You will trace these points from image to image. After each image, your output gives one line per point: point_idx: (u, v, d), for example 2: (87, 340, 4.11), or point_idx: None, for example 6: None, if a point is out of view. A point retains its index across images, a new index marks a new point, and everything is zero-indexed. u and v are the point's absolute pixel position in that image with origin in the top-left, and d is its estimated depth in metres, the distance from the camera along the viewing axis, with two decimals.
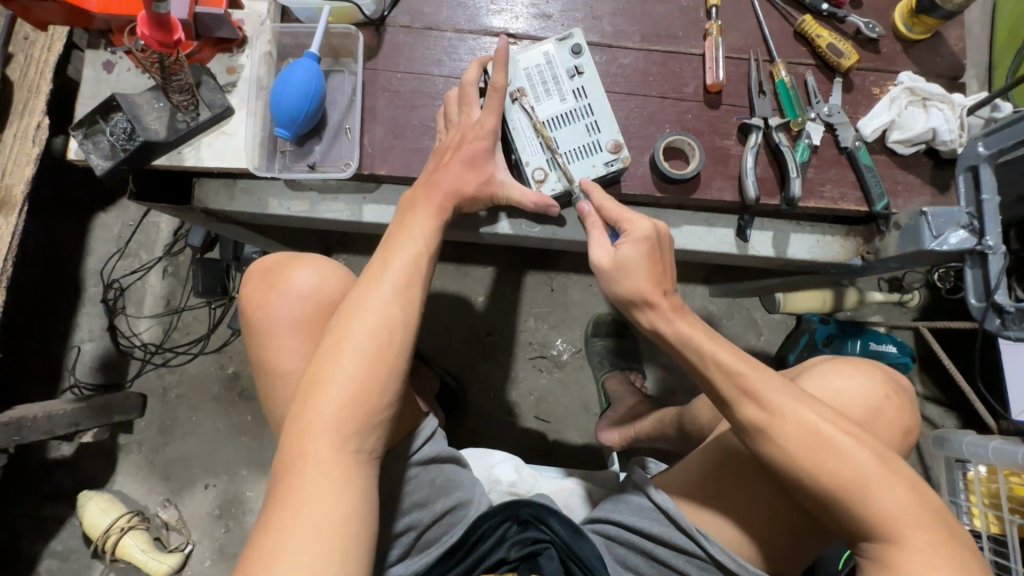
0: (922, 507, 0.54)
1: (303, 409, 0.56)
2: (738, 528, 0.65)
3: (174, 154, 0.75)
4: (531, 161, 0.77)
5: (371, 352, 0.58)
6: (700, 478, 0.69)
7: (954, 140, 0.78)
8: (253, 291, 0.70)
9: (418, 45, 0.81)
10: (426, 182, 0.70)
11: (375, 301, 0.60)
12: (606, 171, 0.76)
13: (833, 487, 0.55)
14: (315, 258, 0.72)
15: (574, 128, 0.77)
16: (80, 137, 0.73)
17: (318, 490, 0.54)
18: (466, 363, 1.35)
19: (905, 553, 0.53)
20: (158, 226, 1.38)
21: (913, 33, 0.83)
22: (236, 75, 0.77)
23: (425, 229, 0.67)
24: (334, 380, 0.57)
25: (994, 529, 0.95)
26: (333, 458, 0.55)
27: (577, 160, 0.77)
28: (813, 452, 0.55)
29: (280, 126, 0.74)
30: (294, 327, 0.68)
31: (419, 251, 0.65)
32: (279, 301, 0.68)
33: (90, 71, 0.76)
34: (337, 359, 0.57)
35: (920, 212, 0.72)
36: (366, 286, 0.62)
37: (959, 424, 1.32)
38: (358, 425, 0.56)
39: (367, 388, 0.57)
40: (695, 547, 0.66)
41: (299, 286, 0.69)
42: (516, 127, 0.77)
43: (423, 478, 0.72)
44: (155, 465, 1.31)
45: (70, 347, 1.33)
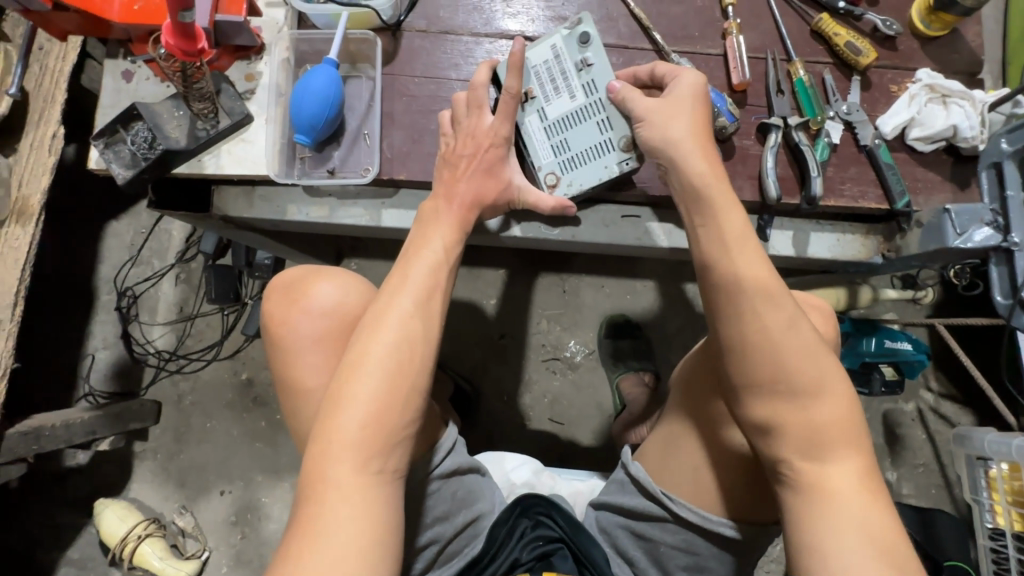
0: (848, 420, 0.55)
1: (326, 427, 0.56)
2: (698, 479, 0.66)
3: (194, 162, 0.75)
4: (544, 166, 0.78)
5: (392, 366, 0.58)
6: (665, 432, 0.72)
7: (975, 136, 0.77)
8: (275, 307, 0.70)
9: (435, 49, 0.81)
10: (446, 191, 0.71)
11: (397, 316, 0.60)
12: (620, 170, 0.76)
13: (776, 397, 0.55)
14: (341, 272, 0.72)
15: (586, 127, 0.77)
16: (101, 146, 0.73)
17: (337, 508, 0.53)
18: (479, 366, 1.35)
19: (829, 471, 0.53)
20: (170, 233, 1.38)
21: (930, 30, 0.83)
22: (254, 81, 0.77)
23: (447, 240, 0.67)
24: (355, 396, 0.57)
25: (1018, 526, 0.96)
26: (359, 479, 0.55)
27: (589, 161, 0.77)
28: (756, 353, 0.56)
29: (300, 132, 0.74)
30: (315, 343, 0.67)
31: (437, 261, 0.65)
32: (302, 317, 0.68)
33: (108, 80, 0.76)
34: (359, 375, 0.57)
35: (943, 208, 0.71)
36: (385, 301, 0.62)
37: (975, 421, 1.32)
38: (381, 443, 0.56)
39: (387, 400, 0.57)
40: (659, 508, 0.68)
41: (321, 301, 0.69)
42: (528, 134, 0.78)
43: (446, 490, 0.71)
44: (170, 472, 1.31)
45: (84, 355, 1.33)
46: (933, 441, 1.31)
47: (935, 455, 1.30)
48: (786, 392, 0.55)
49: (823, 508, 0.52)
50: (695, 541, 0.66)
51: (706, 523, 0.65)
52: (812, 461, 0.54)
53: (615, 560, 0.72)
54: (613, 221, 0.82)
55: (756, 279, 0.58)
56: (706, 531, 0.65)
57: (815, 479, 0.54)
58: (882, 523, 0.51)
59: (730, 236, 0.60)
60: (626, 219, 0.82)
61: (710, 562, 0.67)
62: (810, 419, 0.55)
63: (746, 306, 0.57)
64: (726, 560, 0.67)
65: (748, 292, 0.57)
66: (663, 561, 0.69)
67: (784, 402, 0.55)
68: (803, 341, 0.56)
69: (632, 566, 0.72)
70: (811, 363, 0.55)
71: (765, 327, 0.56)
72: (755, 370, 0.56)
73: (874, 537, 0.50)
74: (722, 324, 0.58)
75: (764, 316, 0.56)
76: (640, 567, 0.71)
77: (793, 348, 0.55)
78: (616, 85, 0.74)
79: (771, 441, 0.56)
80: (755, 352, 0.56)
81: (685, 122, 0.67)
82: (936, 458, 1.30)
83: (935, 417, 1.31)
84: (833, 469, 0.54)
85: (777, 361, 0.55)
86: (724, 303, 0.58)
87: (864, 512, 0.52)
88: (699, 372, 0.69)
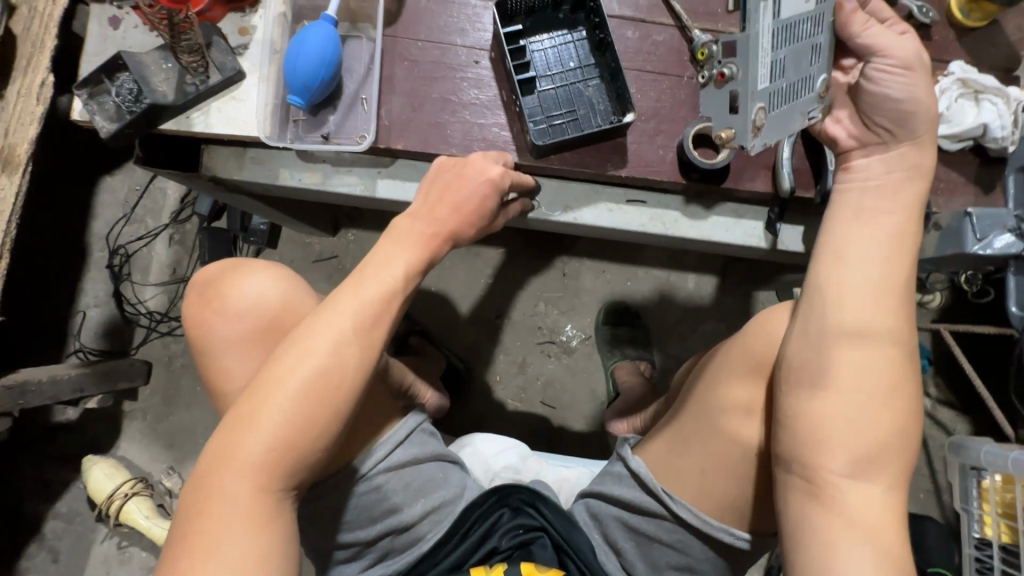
0: (908, 447, 0.55)
1: (232, 435, 0.52)
2: (702, 481, 0.64)
3: (182, 119, 0.71)
4: (758, 96, 0.56)
5: (307, 398, 0.52)
6: (674, 428, 0.69)
7: (1006, 137, 0.73)
8: (196, 307, 0.71)
9: (440, 12, 0.77)
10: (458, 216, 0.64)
11: (329, 329, 0.54)
12: (806, 124, 0.63)
13: (852, 404, 0.54)
14: (266, 264, 0.72)
15: (798, 50, 0.59)
16: (84, 96, 0.70)
17: (220, 527, 0.49)
18: (473, 345, 1.34)
19: (861, 494, 0.53)
20: (165, 192, 1.35)
21: (969, 20, 0.78)
22: (248, 36, 0.73)
23: (407, 261, 0.58)
24: (259, 420, 0.52)
25: (1006, 538, 0.94)
26: (251, 501, 0.51)
27: (789, 102, 0.60)
28: (832, 370, 0.55)
29: (294, 93, 0.70)
30: (235, 343, 0.68)
31: (389, 286, 0.57)
32: (219, 318, 0.69)
33: (94, 25, 0.72)
34: (275, 390, 0.52)
35: (965, 212, 0.69)
36: (321, 312, 0.55)
37: (971, 429, 1.30)
38: (282, 472, 0.52)
39: (293, 434, 0.52)
40: (657, 505, 0.67)
41: (240, 302, 0.69)
42: (758, 32, 0.55)
43: (395, 482, 0.71)
44: (159, 434, 1.31)
45: (75, 312, 1.31)
46: (926, 446, 1.30)
47: (927, 461, 1.29)
48: (883, 398, 0.54)
49: (841, 529, 0.52)
50: (690, 541, 0.66)
51: (707, 528, 0.64)
52: (859, 481, 0.53)
53: (602, 548, 0.72)
54: (617, 206, 0.79)
55: (879, 293, 0.56)
56: (703, 534, 0.65)
57: (839, 494, 0.53)
58: (893, 554, 0.51)
59: (846, 245, 0.58)
60: (631, 204, 0.79)
61: (702, 564, 0.67)
62: (879, 439, 0.54)
63: (853, 321, 0.55)
64: (719, 564, 0.67)
65: (849, 307, 0.56)
66: (654, 559, 0.69)
67: (866, 410, 0.54)
68: (875, 372, 0.55)
69: (619, 556, 0.71)
70: (881, 389, 0.55)
71: (856, 339, 0.55)
72: (843, 376, 0.55)
73: (888, 564, 0.51)
74: (830, 322, 0.56)
75: (873, 337, 0.55)
76: (628, 560, 0.70)
77: (863, 363, 0.55)
78: (852, 2, 0.58)
79: (822, 451, 0.54)
80: (822, 364, 0.55)
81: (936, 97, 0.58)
82: (927, 462, 1.29)
83: (929, 422, 1.30)
84: (867, 495, 0.53)
85: (843, 377, 0.55)
86: (834, 296, 0.56)
87: (882, 537, 0.52)
88: (722, 369, 0.66)
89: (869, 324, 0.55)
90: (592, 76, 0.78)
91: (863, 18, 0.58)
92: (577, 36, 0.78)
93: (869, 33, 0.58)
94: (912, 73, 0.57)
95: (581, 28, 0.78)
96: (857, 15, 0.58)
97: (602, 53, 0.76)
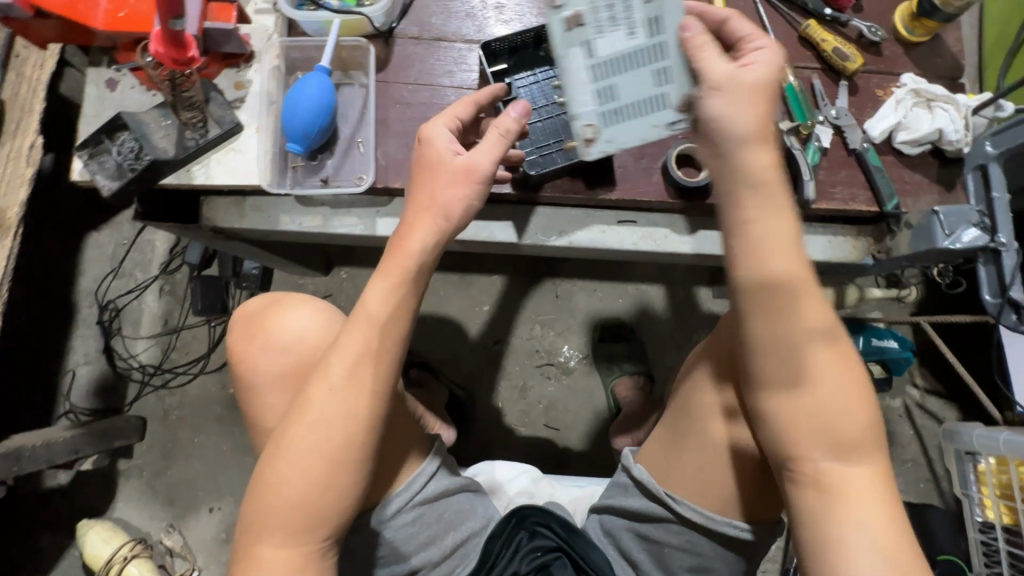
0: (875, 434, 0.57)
1: (268, 480, 0.56)
2: (704, 479, 0.66)
3: (182, 172, 0.73)
4: (580, 116, 0.63)
5: (339, 424, 0.56)
6: (669, 430, 0.71)
7: (960, 139, 0.79)
8: (237, 340, 0.72)
9: (428, 56, 0.80)
10: (430, 203, 0.59)
11: (338, 369, 0.57)
12: (667, 133, 0.63)
13: (810, 398, 0.56)
14: (304, 298, 0.73)
15: (637, 75, 0.60)
16: (85, 157, 0.71)
17: (271, 546, 0.55)
18: (473, 373, 1.35)
19: (848, 478, 0.55)
20: (154, 243, 1.35)
21: (913, 36, 0.85)
22: (244, 90, 0.75)
23: (384, 292, 0.58)
24: (300, 446, 0.56)
25: (1007, 519, 0.97)
26: (295, 539, 0.55)
27: (634, 118, 0.63)
28: (792, 370, 0.57)
29: (292, 141, 0.72)
30: (272, 380, 0.69)
31: (374, 326, 0.57)
32: (262, 353, 0.69)
33: (92, 89, 0.73)
34: (304, 433, 0.56)
35: (932, 211, 0.73)
36: (332, 352, 0.58)
37: (961, 416, 1.35)
38: (321, 493, 0.56)
39: (331, 461, 0.56)
40: (662, 509, 0.68)
41: (282, 336, 0.70)
42: (569, 69, 0.61)
43: (429, 514, 0.71)
44: (157, 491, 1.27)
45: (64, 372, 1.29)
46: (920, 436, 1.34)
47: (924, 450, 1.33)
48: (841, 390, 0.57)
49: (846, 506, 0.54)
50: (700, 541, 0.67)
51: (711, 523, 0.66)
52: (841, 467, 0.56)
53: (618, 563, 0.73)
54: (609, 226, 0.82)
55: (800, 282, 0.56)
56: (708, 530, 0.66)
57: (830, 483, 0.55)
58: (894, 536, 0.53)
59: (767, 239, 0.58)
60: (622, 224, 0.83)
61: (715, 563, 0.68)
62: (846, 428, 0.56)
63: (790, 321, 0.56)
64: (730, 560, 0.68)
65: (788, 304, 0.56)
66: (667, 563, 0.70)
67: (829, 403, 0.56)
68: (832, 361, 0.57)
69: (635, 568, 0.72)
70: (838, 375, 0.57)
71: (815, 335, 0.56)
72: (789, 368, 0.57)
73: (890, 548, 0.52)
74: (768, 316, 0.56)
75: (810, 332, 0.56)
76: (643, 569, 0.72)
77: (820, 356, 0.56)
78: (689, 29, 0.55)
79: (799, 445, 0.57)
80: (788, 355, 0.56)
81: (765, 121, 0.54)
82: (924, 452, 1.33)
83: (920, 412, 1.35)
84: (852, 479, 0.55)
85: (802, 369, 0.56)
86: (768, 291, 0.56)
87: (884, 524, 0.53)
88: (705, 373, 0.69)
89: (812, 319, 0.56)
90: None
91: (703, 43, 0.55)
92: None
93: (702, 56, 0.55)
94: (726, 93, 0.54)
95: None
96: (696, 41, 0.55)
97: None
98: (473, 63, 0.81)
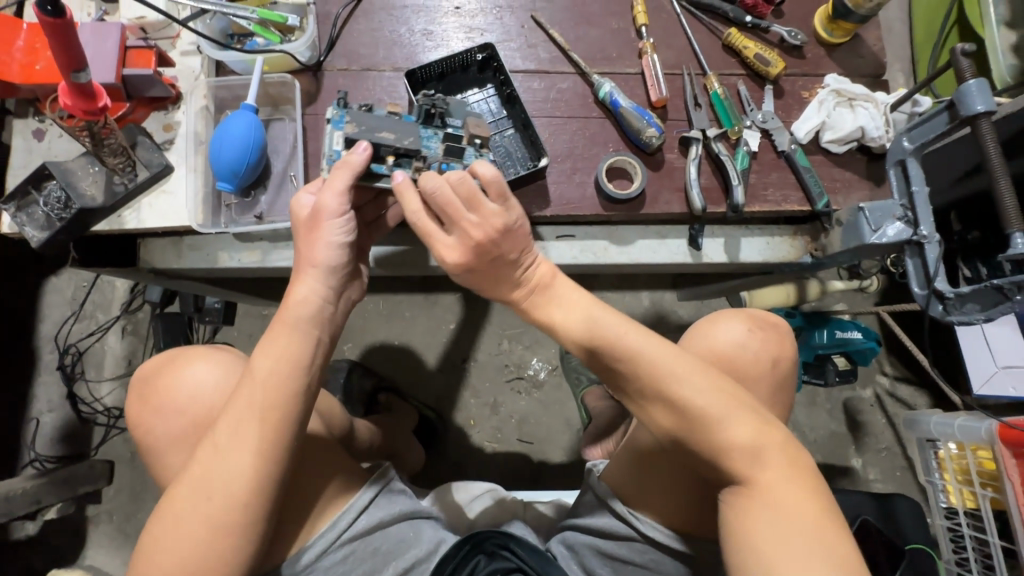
0: (781, 439, 0.57)
1: (156, 542, 0.57)
2: (664, 497, 0.68)
3: (113, 218, 0.73)
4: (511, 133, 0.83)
5: (228, 484, 0.57)
6: (626, 454, 0.71)
7: (882, 136, 0.81)
8: (134, 407, 0.72)
9: (357, 87, 0.81)
10: (304, 261, 0.65)
11: (228, 430, 0.58)
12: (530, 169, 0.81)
13: (689, 420, 0.58)
14: (201, 352, 0.73)
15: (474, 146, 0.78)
16: (11, 210, 0.71)
17: None
18: (443, 393, 1.35)
19: (769, 483, 0.55)
20: (114, 284, 1.34)
21: (833, 37, 0.87)
22: (172, 131, 0.76)
23: (278, 354, 0.61)
24: (188, 507, 0.57)
25: (969, 504, 0.98)
26: None
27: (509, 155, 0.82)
28: (661, 398, 0.59)
29: (222, 180, 0.73)
30: (173, 440, 0.70)
31: (263, 387, 0.59)
32: (156, 419, 0.70)
33: (19, 140, 0.74)
34: (192, 494, 0.57)
35: (858, 207, 0.75)
36: (224, 413, 0.59)
37: (930, 401, 1.36)
38: (211, 560, 0.56)
39: (217, 521, 0.57)
40: (627, 528, 0.70)
41: (179, 398, 0.70)
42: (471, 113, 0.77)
43: (362, 550, 0.71)
44: (128, 534, 1.25)
45: (28, 421, 1.27)
46: (891, 424, 1.35)
47: (896, 438, 1.34)
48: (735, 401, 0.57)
49: (767, 508, 0.53)
50: (663, 560, 0.68)
51: (673, 542, 0.67)
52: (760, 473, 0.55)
53: None
54: (549, 242, 0.83)
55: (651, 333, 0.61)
56: (670, 549, 0.68)
57: (755, 484, 0.55)
58: (824, 531, 0.52)
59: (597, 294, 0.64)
60: (562, 239, 0.84)
61: None
62: (757, 435, 0.56)
63: (651, 361, 0.59)
64: None
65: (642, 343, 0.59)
66: None
67: (723, 417, 0.57)
68: (709, 381, 0.58)
69: None
70: (712, 396, 0.58)
71: (676, 367, 0.58)
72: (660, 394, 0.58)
73: (821, 548, 0.50)
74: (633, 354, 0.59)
75: (675, 366, 0.59)
76: None
77: (693, 379, 0.58)
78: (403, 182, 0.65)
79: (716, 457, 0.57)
80: (657, 380, 0.58)
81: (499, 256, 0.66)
82: (896, 440, 1.33)
83: (890, 400, 1.36)
84: (778, 484, 0.55)
85: (680, 394, 0.58)
86: (623, 332, 0.60)
87: (816, 523, 0.52)
88: None
89: (673, 358, 0.59)
90: (507, 128, 0.83)
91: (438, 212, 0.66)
92: (487, 93, 0.84)
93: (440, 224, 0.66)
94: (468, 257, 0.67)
95: (491, 84, 0.84)
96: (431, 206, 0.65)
97: (512, 106, 0.82)
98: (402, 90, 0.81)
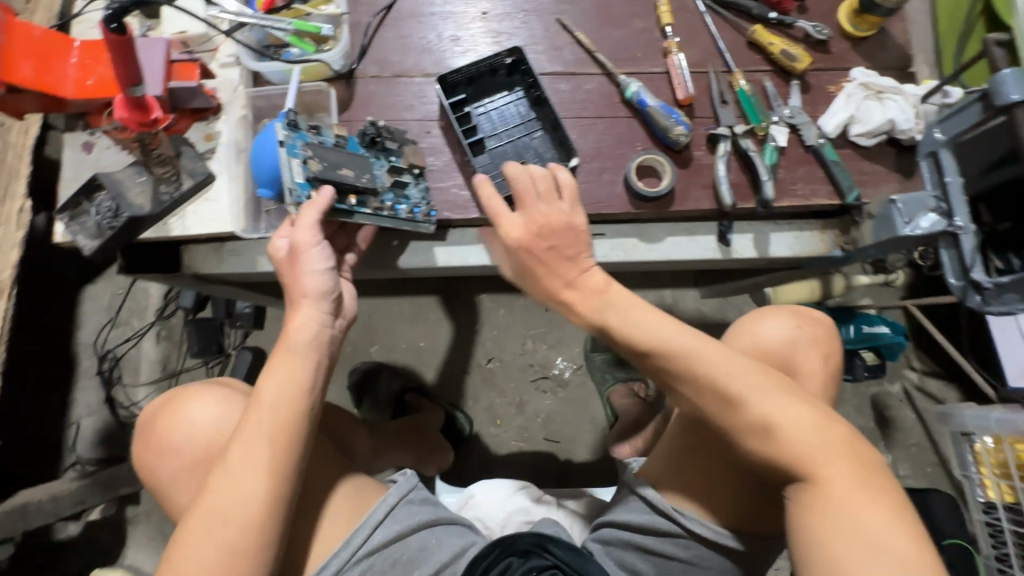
0: (839, 434, 0.56)
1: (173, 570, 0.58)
2: (709, 492, 0.68)
3: (160, 226, 0.76)
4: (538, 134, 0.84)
5: (241, 506, 0.59)
6: (670, 452, 0.73)
7: (912, 128, 0.81)
8: (141, 447, 0.75)
9: (389, 93, 0.83)
10: (291, 292, 0.67)
11: (240, 454, 0.60)
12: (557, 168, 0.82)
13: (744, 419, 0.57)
14: (198, 389, 0.76)
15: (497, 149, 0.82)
16: (66, 220, 0.74)
17: None
18: (469, 393, 1.36)
19: (833, 481, 0.54)
20: (148, 291, 1.38)
21: (858, 31, 0.87)
22: (214, 141, 0.78)
23: (282, 377, 0.63)
24: (202, 533, 0.58)
25: (1008, 498, 0.97)
26: None
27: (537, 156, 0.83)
28: (714, 398, 0.58)
29: (264, 187, 0.75)
30: (180, 475, 0.72)
31: (270, 410, 0.61)
32: (164, 458, 0.73)
33: (69, 153, 0.77)
34: (207, 519, 0.58)
35: (890, 199, 0.76)
36: (234, 439, 0.61)
37: (961, 396, 1.34)
38: None
39: (234, 543, 0.58)
40: (672, 525, 0.69)
41: (185, 433, 0.72)
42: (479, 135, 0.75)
43: (381, 562, 0.70)
44: (166, 535, 1.28)
45: (69, 425, 1.31)
46: (921, 419, 1.33)
47: (927, 433, 1.32)
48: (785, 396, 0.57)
49: (832, 507, 0.53)
50: (706, 554, 0.69)
51: (717, 536, 0.67)
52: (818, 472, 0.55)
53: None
54: None
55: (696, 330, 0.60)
56: (716, 544, 0.68)
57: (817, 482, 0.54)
58: (895, 531, 0.51)
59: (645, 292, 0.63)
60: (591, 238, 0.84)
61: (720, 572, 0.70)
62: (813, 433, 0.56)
63: (701, 363, 0.58)
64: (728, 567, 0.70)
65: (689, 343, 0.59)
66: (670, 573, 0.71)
67: (776, 415, 0.56)
68: (758, 377, 0.58)
69: None
70: (766, 392, 0.57)
71: (723, 366, 0.58)
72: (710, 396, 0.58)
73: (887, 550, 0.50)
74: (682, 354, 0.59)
75: (726, 365, 0.58)
76: None
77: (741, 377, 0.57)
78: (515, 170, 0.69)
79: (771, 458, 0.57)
80: (708, 381, 0.58)
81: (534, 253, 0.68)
82: (927, 435, 1.32)
83: (919, 395, 1.34)
84: (840, 483, 0.54)
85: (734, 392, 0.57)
86: (670, 332, 0.60)
87: (880, 524, 0.51)
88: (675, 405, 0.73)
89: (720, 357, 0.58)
90: (535, 129, 0.84)
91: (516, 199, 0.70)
92: (516, 95, 0.85)
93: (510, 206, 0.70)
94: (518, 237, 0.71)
95: (519, 87, 0.85)
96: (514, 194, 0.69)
97: (541, 108, 0.83)
98: (432, 95, 0.83)
